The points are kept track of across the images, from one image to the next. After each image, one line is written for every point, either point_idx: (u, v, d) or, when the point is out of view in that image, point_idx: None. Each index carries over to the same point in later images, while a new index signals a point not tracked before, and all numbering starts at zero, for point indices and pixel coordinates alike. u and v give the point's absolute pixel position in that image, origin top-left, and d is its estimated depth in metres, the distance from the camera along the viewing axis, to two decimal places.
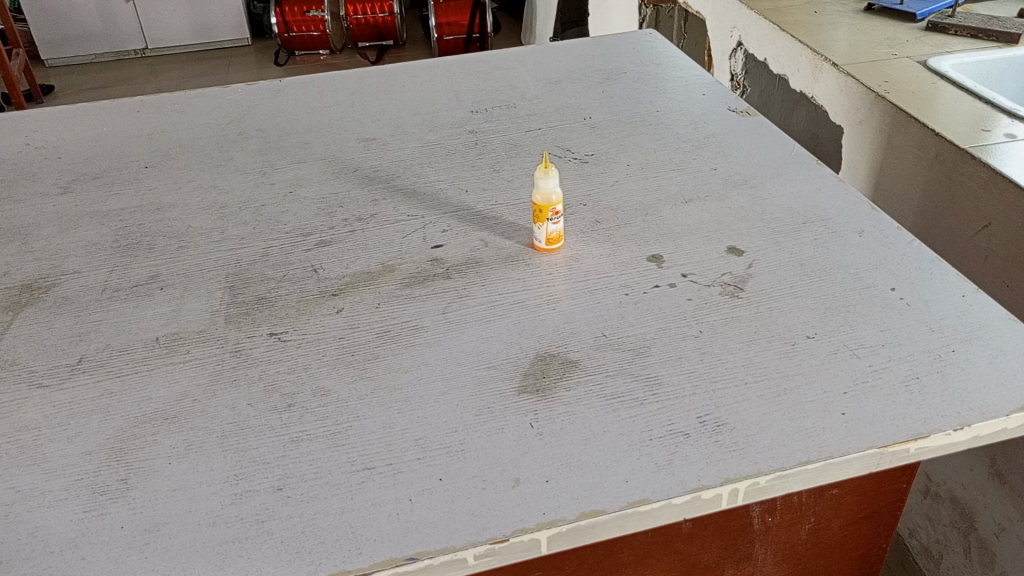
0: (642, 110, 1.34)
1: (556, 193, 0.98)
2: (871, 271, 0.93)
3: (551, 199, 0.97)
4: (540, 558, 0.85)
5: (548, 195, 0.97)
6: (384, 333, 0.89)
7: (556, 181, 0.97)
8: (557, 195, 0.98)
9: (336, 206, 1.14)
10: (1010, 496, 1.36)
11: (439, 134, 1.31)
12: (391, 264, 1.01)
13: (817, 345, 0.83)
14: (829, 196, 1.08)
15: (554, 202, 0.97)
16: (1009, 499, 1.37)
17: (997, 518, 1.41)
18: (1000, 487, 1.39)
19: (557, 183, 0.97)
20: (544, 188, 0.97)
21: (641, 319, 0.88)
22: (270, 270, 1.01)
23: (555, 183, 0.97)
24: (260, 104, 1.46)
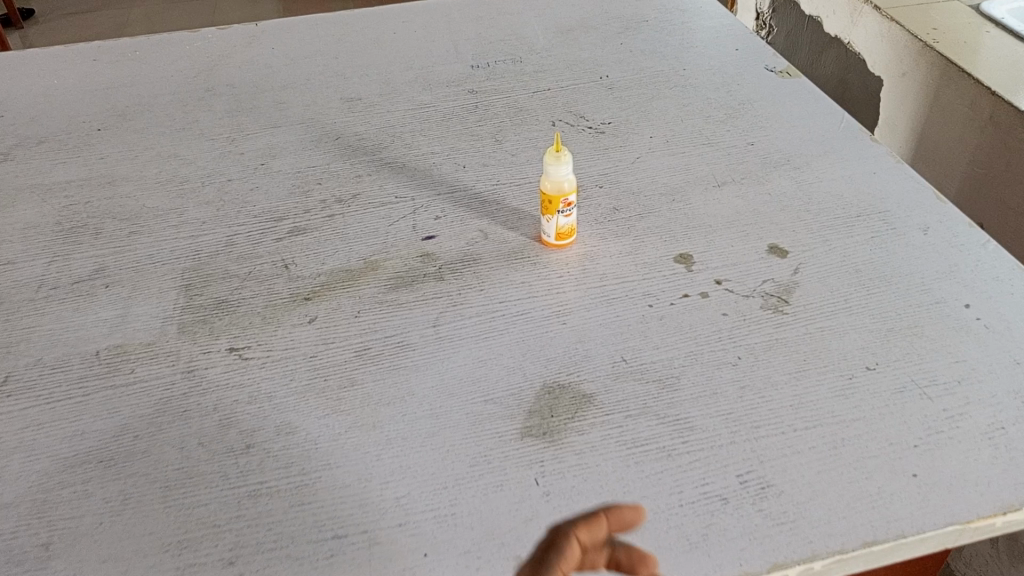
0: (666, 67, 1.17)
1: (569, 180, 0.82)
2: (941, 281, 0.79)
3: (562, 189, 0.82)
4: None
5: (560, 184, 0.81)
6: (364, 351, 0.76)
7: (570, 166, 0.81)
8: (569, 183, 0.82)
9: (313, 183, 0.98)
10: None
11: (434, 93, 1.15)
12: (374, 260, 0.86)
13: (880, 381, 0.69)
14: (887, 180, 0.92)
15: (566, 192, 0.82)
16: None
17: None
18: None
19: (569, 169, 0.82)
20: (553, 176, 0.81)
21: (668, 340, 0.75)
22: (233, 264, 0.87)
23: (568, 169, 0.81)
24: (231, 52, 1.29)
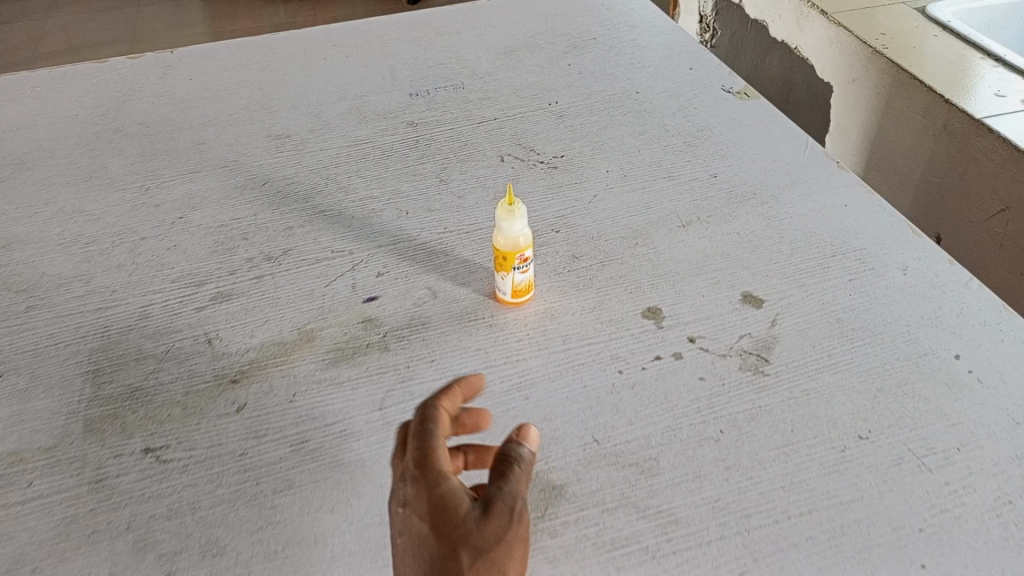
0: (619, 91, 1.10)
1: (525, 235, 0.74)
2: (927, 329, 0.73)
3: (517, 245, 0.73)
4: None
5: (515, 240, 0.73)
6: (302, 446, 0.67)
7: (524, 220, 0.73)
8: (525, 238, 0.74)
9: (238, 238, 0.88)
10: None
11: (370, 127, 1.05)
12: (310, 330, 0.77)
13: (874, 452, 0.63)
14: (859, 212, 0.87)
15: (521, 249, 0.74)
16: None
17: None
18: None
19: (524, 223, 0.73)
20: (506, 233, 0.73)
21: (642, 413, 0.67)
22: (148, 342, 0.77)
23: (522, 224, 0.73)
24: (144, 84, 1.17)
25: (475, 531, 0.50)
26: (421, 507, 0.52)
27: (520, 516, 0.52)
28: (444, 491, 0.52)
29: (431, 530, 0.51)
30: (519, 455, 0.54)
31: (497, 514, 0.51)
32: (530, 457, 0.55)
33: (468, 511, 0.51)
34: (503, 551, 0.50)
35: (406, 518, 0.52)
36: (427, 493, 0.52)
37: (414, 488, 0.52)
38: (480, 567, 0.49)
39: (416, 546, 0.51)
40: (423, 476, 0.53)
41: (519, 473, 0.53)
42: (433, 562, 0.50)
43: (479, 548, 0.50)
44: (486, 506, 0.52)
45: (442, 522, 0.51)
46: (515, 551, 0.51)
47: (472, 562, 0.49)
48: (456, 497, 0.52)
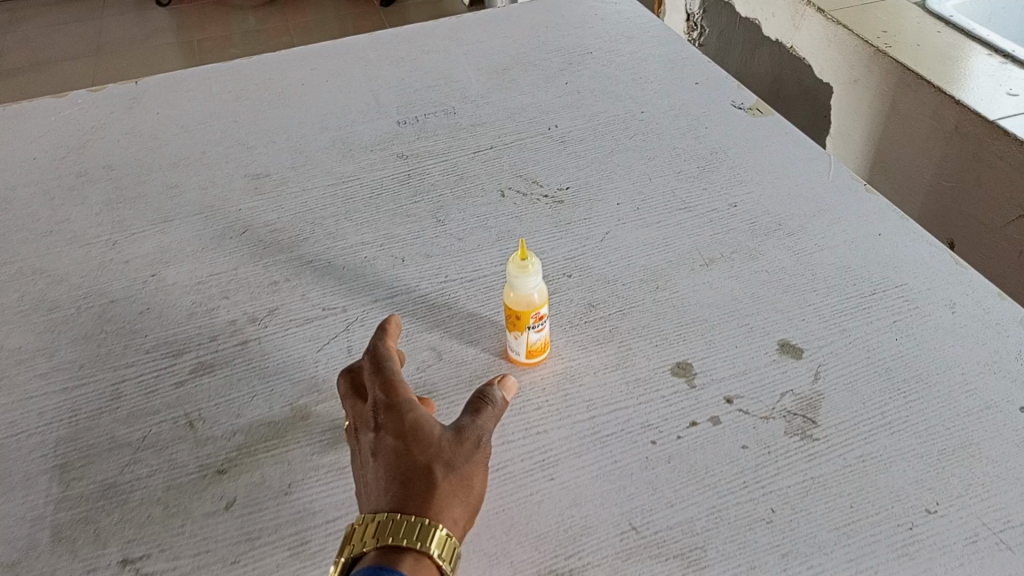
0: (622, 111, 1.03)
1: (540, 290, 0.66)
2: (986, 377, 0.67)
3: (532, 303, 0.66)
4: None
5: (528, 298, 0.66)
6: (302, 548, 0.59)
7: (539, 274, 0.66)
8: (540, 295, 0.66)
9: (218, 297, 0.80)
10: None
11: (356, 161, 0.97)
12: (304, 406, 0.69)
13: (946, 530, 0.57)
14: (895, 242, 0.80)
15: (536, 306, 0.66)
16: None
17: None
18: None
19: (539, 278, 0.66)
20: (519, 291, 0.65)
21: (682, 492, 0.60)
22: (122, 427, 0.69)
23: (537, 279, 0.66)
24: (107, 121, 1.08)
25: (447, 450, 0.54)
26: (397, 428, 0.55)
27: (485, 443, 0.56)
28: (417, 414, 0.56)
29: (407, 448, 0.53)
30: (486, 392, 0.59)
31: (467, 439, 0.55)
32: (497, 398, 0.60)
33: (441, 434, 0.55)
34: (472, 473, 0.54)
35: (378, 441, 0.55)
36: (402, 418, 0.55)
37: (390, 411, 0.56)
38: (450, 481, 0.53)
39: (389, 464, 0.53)
40: (395, 404, 0.56)
41: (488, 411, 0.58)
42: (409, 475, 0.52)
43: (451, 465, 0.53)
44: (457, 431, 0.56)
45: (417, 439, 0.54)
46: (480, 475, 0.55)
47: (446, 476, 0.53)
48: (428, 420, 0.56)
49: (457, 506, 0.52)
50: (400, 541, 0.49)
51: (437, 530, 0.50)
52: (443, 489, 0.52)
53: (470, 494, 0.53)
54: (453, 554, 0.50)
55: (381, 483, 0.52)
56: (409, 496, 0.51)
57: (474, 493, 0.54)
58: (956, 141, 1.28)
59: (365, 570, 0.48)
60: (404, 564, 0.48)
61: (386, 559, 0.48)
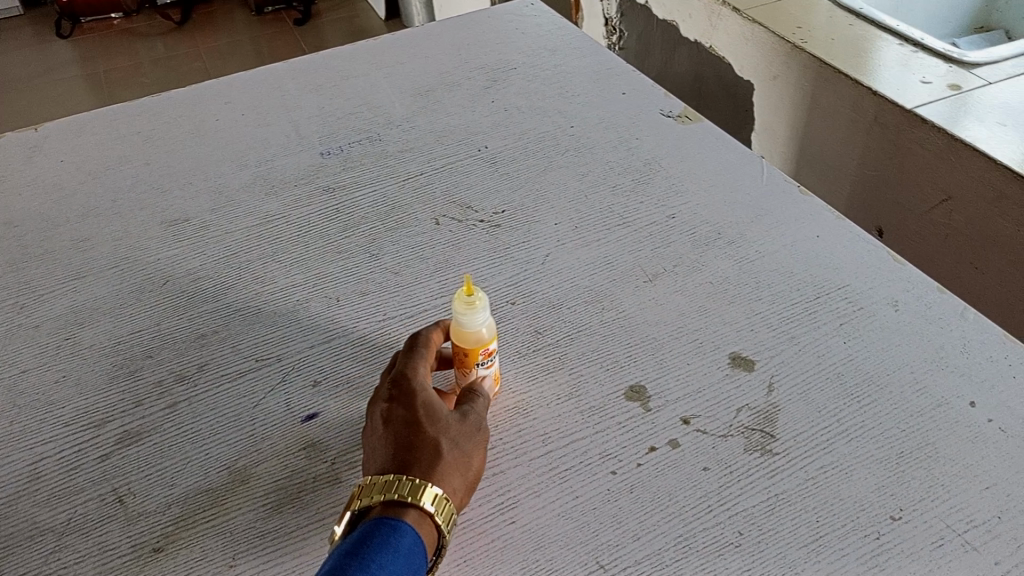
0: (551, 126, 1.01)
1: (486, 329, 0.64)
2: (934, 375, 0.67)
3: (477, 341, 0.63)
4: None
5: (472, 336, 0.63)
6: None
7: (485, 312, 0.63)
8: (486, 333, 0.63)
9: (141, 357, 0.75)
10: None
11: (280, 198, 0.93)
12: (243, 468, 0.65)
13: (912, 536, 0.56)
14: (833, 243, 0.80)
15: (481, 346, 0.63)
16: None
17: None
18: None
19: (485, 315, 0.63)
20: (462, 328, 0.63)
21: (647, 523, 0.59)
22: (43, 510, 0.63)
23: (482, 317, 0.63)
24: (7, 173, 1.01)
25: (451, 427, 0.57)
26: (409, 402, 0.58)
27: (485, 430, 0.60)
28: (427, 395, 0.59)
29: (416, 419, 0.57)
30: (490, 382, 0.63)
31: (468, 421, 0.59)
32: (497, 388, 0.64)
33: (446, 413, 0.58)
34: (471, 451, 0.57)
35: (390, 411, 0.58)
36: (414, 394, 0.59)
37: (406, 388, 0.60)
38: (454, 456, 0.56)
39: (398, 432, 0.56)
40: (409, 382, 0.60)
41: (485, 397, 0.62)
42: (415, 441, 0.55)
43: (456, 443, 0.57)
44: (461, 413, 0.59)
45: (427, 414, 0.58)
46: (479, 454, 0.58)
47: (449, 449, 0.56)
48: (436, 401, 0.59)
49: (456, 477, 0.55)
50: (406, 497, 0.52)
51: (437, 492, 0.53)
52: (447, 460, 0.55)
53: (469, 474, 0.56)
54: (450, 516, 0.53)
55: (387, 448, 0.56)
56: (414, 459, 0.54)
57: (471, 470, 0.57)
58: (876, 132, 1.31)
59: (372, 522, 0.50)
60: (407, 518, 0.51)
61: (391, 514, 0.51)
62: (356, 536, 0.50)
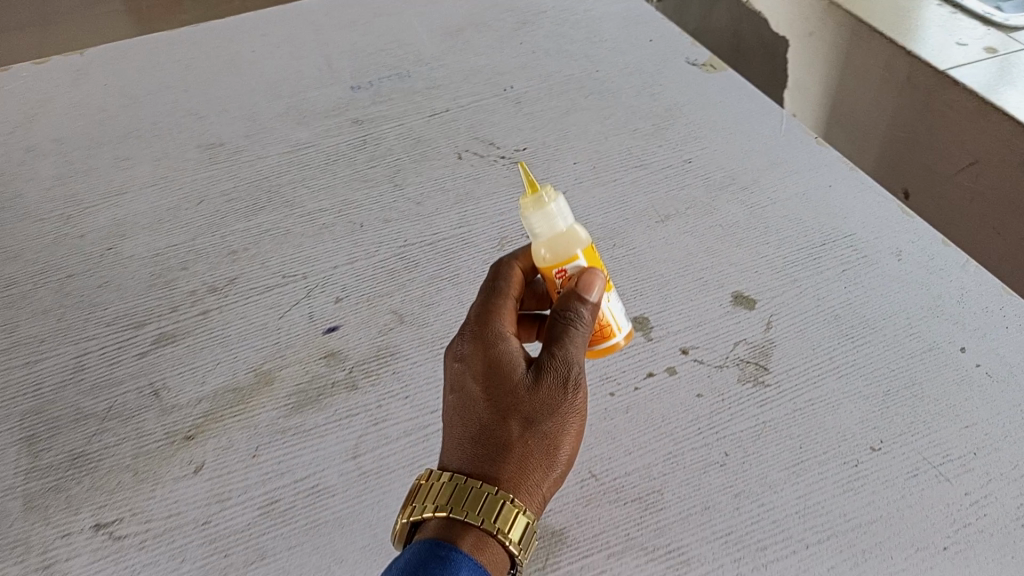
0: (577, 70, 1.03)
1: (560, 245, 0.51)
2: (929, 320, 0.69)
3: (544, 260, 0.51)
4: None
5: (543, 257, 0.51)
6: (269, 507, 0.61)
7: (549, 223, 0.50)
8: (559, 251, 0.51)
9: (176, 268, 0.80)
10: None
11: (312, 128, 0.97)
12: (269, 371, 0.70)
13: (888, 466, 0.59)
14: (845, 193, 0.82)
15: (552, 268, 0.51)
16: None
17: None
18: None
19: (551, 227, 0.51)
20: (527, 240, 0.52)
21: (640, 440, 0.63)
22: (87, 398, 0.69)
23: (543, 229, 0.51)
24: (54, 93, 1.05)
25: (525, 399, 0.46)
26: (477, 365, 0.48)
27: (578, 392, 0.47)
28: (499, 355, 0.49)
29: (483, 396, 0.47)
30: (584, 314, 0.49)
31: (550, 386, 0.47)
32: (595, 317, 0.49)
33: (521, 377, 0.47)
34: (555, 425, 0.46)
35: (459, 377, 0.49)
36: (484, 351, 0.49)
37: (474, 345, 0.49)
38: (529, 441, 0.46)
39: (464, 409, 0.47)
40: (481, 334, 0.50)
41: (574, 346, 0.48)
42: (482, 427, 0.46)
43: (532, 422, 0.46)
44: (540, 374, 0.47)
45: (498, 384, 0.47)
46: (570, 426, 0.47)
47: (523, 433, 0.46)
48: (511, 361, 0.48)
49: (532, 472, 0.45)
50: (464, 516, 0.42)
51: (506, 507, 0.42)
52: (518, 450, 0.45)
53: (553, 459, 0.46)
54: (524, 532, 0.43)
55: (453, 436, 0.47)
56: (478, 456, 0.45)
57: (557, 451, 0.46)
58: (908, 92, 1.30)
59: (424, 546, 0.41)
60: (464, 545, 0.42)
61: (448, 533, 0.42)
62: (406, 560, 0.41)
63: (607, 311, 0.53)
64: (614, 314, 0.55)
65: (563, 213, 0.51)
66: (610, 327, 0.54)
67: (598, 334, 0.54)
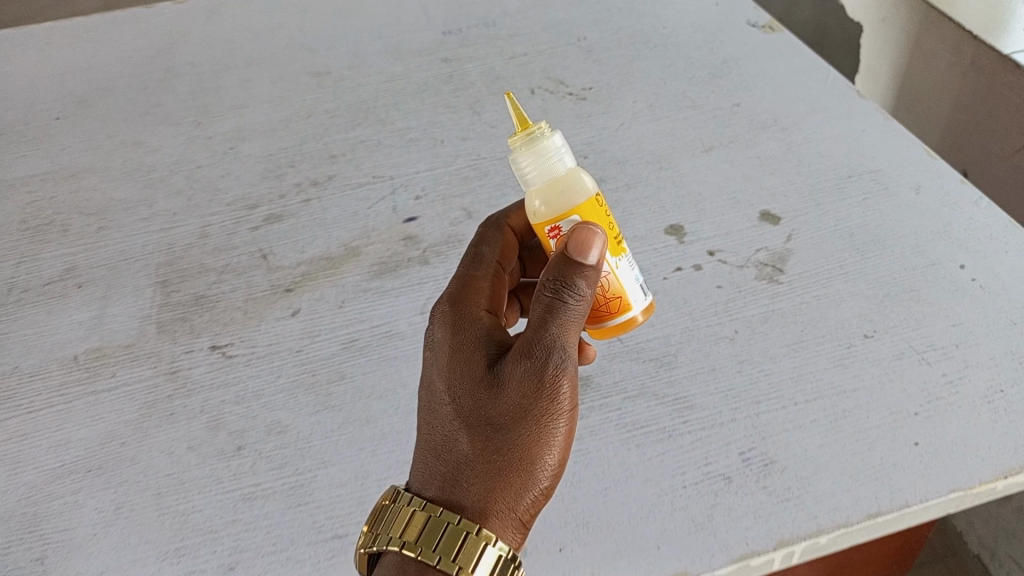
0: (645, 27, 1.14)
1: (554, 192, 0.52)
2: (935, 242, 0.77)
3: (538, 210, 0.53)
4: None
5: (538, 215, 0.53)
6: (351, 343, 0.74)
7: (542, 164, 0.52)
8: (553, 198, 0.52)
9: (285, 166, 0.95)
10: None
11: (406, 64, 1.10)
12: (357, 246, 0.84)
13: (878, 349, 0.68)
14: (877, 138, 0.90)
15: (546, 220, 0.52)
16: None
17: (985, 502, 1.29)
18: None
19: (545, 169, 0.52)
20: (524, 186, 0.54)
21: (663, 317, 0.73)
22: (210, 257, 0.84)
23: (537, 171, 0.52)
24: (191, 27, 1.22)
25: (490, 404, 0.46)
26: (444, 370, 0.49)
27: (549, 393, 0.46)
28: (466, 352, 0.49)
29: (448, 400, 0.47)
30: (562, 295, 0.47)
31: (517, 391, 0.46)
32: (580, 296, 0.48)
33: (489, 381, 0.47)
34: (523, 431, 0.45)
35: (430, 379, 0.49)
36: (452, 354, 0.49)
37: (443, 340, 0.50)
38: (495, 452, 0.45)
39: (432, 417, 0.48)
40: (454, 336, 0.50)
41: (543, 341, 0.46)
42: (446, 438, 0.46)
43: (497, 432, 0.46)
44: (505, 379, 0.46)
45: (464, 391, 0.47)
46: (540, 432, 0.46)
47: (485, 443, 0.45)
48: (478, 358, 0.48)
49: (499, 484, 0.45)
50: (425, 553, 0.43)
51: (469, 544, 0.42)
52: (481, 466, 0.45)
53: (525, 469, 0.45)
54: (496, 560, 0.43)
55: (421, 447, 0.48)
56: (441, 470, 0.46)
57: (529, 459, 0.46)
58: (971, 75, 1.33)
59: None
60: None
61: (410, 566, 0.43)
62: None
63: (615, 277, 0.54)
64: (628, 285, 0.55)
65: (557, 163, 0.52)
66: (622, 296, 0.55)
67: (609, 304, 0.55)
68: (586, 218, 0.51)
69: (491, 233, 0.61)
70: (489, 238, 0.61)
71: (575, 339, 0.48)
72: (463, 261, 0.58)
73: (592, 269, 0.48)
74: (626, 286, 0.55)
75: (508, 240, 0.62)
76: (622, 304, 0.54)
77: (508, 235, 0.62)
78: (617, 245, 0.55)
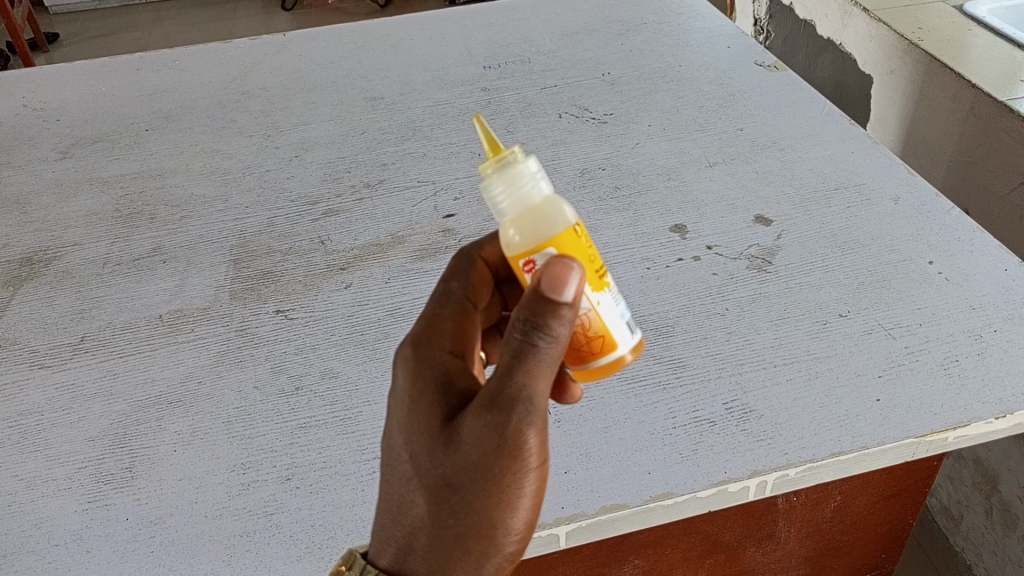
0: (664, 65, 1.28)
1: (531, 223, 0.54)
2: (908, 243, 0.88)
3: (514, 240, 0.54)
4: (554, 555, 0.81)
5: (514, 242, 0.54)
6: (394, 311, 0.86)
7: (518, 194, 0.53)
8: (529, 230, 0.54)
9: (342, 171, 1.09)
10: (1001, 510, 1.26)
11: (450, 91, 1.25)
12: (402, 235, 0.97)
13: (850, 325, 0.79)
14: (863, 158, 1.01)
15: (522, 252, 0.54)
16: (1000, 513, 1.26)
17: (983, 531, 1.32)
18: (991, 499, 1.28)
19: (521, 199, 0.54)
20: (500, 216, 0.55)
21: (663, 295, 0.85)
22: (275, 241, 0.98)
23: (513, 201, 0.54)
24: (262, 59, 1.39)
25: (447, 464, 0.50)
26: (406, 425, 0.53)
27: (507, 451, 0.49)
28: (426, 404, 0.53)
29: (410, 459, 0.53)
30: (526, 344, 0.49)
31: (476, 452, 0.49)
32: (552, 338, 0.49)
33: (448, 439, 0.51)
34: (478, 493, 0.50)
35: (395, 430, 0.54)
36: (415, 409, 0.53)
37: (407, 390, 0.54)
38: (454, 514, 0.51)
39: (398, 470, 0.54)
40: (416, 388, 0.54)
41: (504, 397, 0.49)
42: (410, 496, 0.53)
43: (455, 492, 0.51)
44: (463, 440, 0.50)
45: (424, 448, 0.52)
46: (496, 492, 0.50)
47: (444, 506, 0.51)
48: (440, 410, 0.52)
49: (455, 546, 0.51)
50: None
51: None
52: (441, 528, 0.51)
53: (484, 526, 0.51)
54: None
55: (390, 497, 0.54)
56: (406, 525, 0.53)
57: (486, 519, 0.51)
58: (971, 123, 1.27)
59: None
60: None
61: None
62: None
63: (597, 314, 0.55)
64: (612, 323, 0.56)
65: (532, 189, 0.54)
66: (606, 335, 0.56)
67: (596, 342, 0.56)
68: (562, 250, 0.53)
69: (462, 265, 0.63)
70: (459, 271, 0.63)
71: (544, 381, 0.50)
72: (435, 296, 0.61)
73: (564, 309, 0.49)
74: (611, 325, 0.56)
75: (480, 273, 0.63)
76: (606, 343, 0.55)
77: (480, 267, 0.64)
78: (601, 280, 0.55)
